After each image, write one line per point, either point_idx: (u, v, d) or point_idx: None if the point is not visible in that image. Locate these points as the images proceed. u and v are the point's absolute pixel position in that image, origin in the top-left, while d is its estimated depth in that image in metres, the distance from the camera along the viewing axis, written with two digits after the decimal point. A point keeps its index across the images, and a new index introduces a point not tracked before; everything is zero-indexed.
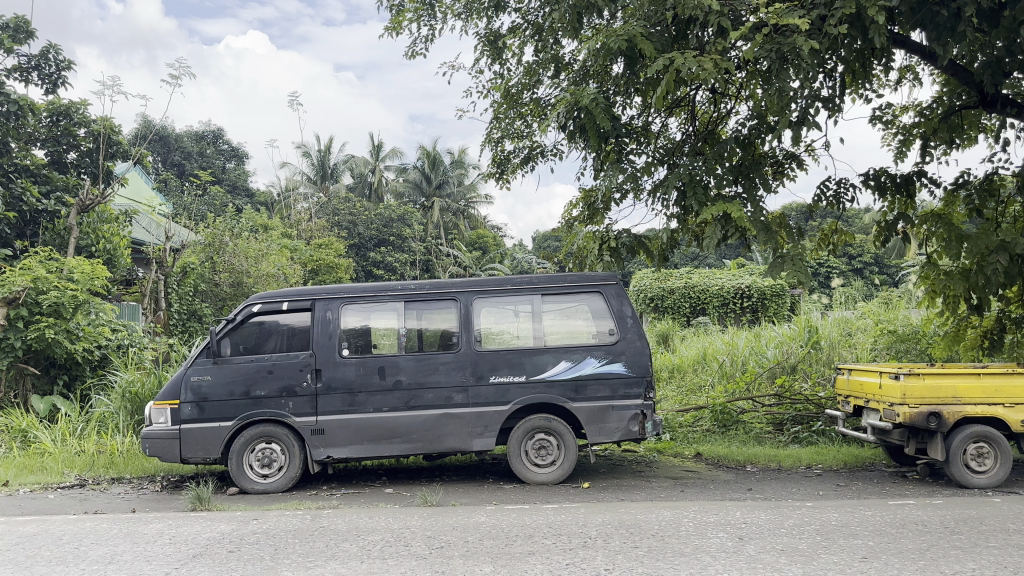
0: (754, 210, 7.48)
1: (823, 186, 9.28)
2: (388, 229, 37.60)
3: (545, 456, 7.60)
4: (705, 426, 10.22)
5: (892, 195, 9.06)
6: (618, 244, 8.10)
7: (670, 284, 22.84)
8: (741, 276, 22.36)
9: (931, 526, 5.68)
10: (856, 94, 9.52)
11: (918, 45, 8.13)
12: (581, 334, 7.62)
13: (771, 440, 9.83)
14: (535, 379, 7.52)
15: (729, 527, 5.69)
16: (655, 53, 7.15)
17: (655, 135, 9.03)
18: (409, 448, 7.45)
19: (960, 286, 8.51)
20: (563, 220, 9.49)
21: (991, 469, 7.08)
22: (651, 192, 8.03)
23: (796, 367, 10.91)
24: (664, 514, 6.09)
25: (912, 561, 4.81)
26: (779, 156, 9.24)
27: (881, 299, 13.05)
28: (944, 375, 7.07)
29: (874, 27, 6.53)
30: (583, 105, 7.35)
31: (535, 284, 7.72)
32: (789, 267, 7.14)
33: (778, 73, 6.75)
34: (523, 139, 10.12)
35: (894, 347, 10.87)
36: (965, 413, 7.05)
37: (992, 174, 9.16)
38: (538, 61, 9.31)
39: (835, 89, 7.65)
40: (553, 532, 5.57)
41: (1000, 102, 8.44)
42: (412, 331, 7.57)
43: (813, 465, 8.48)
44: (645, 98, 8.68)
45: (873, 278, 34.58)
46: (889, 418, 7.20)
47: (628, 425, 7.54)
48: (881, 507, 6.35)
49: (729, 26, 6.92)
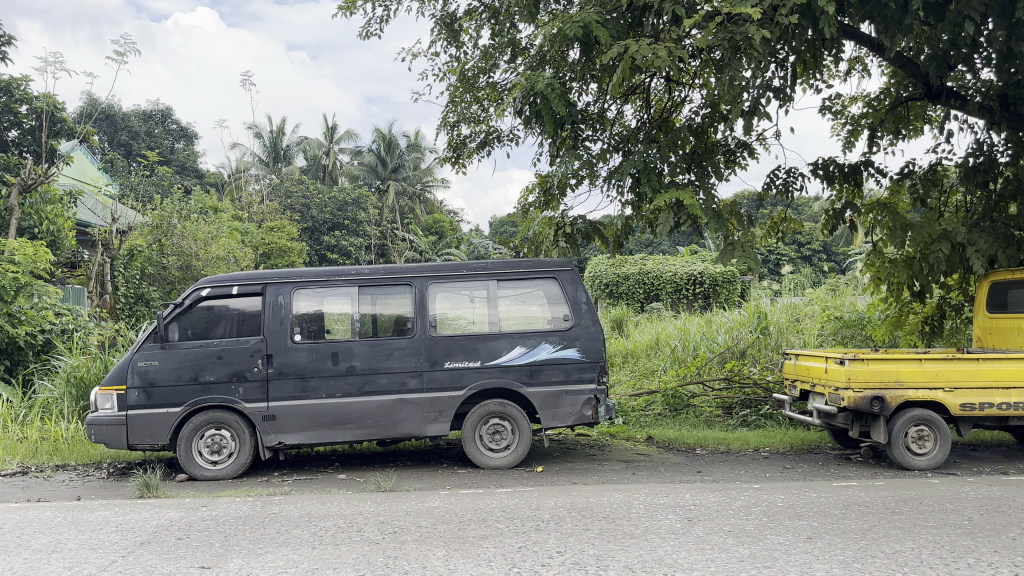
0: (706, 197, 7.62)
1: (772, 174, 9.46)
2: (342, 212, 37.21)
3: (499, 441, 7.61)
4: (657, 410, 10.37)
5: (840, 183, 9.29)
6: (574, 230, 8.33)
7: (625, 270, 22.92)
8: (694, 263, 22.80)
9: (873, 507, 5.85)
10: (806, 84, 9.72)
11: (868, 36, 8.24)
12: (537, 320, 7.64)
13: (720, 423, 10.04)
14: (490, 365, 7.52)
15: (678, 509, 5.78)
16: (610, 39, 7.20)
17: (611, 122, 9.07)
18: (362, 433, 7.38)
19: (904, 274, 8.80)
20: (519, 205, 9.55)
21: (931, 451, 7.34)
22: (605, 178, 8.13)
23: (745, 352, 11.14)
24: (616, 497, 6.16)
25: (854, 540, 4.95)
26: (732, 145, 9.39)
27: (828, 286, 13.36)
28: (888, 360, 7.21)
29: (824, 17, 6.65)
30: (538, 90, 7.39)
31: (490, 270, 7.72)
32: (738, 254, 7.32)
33: (730, 62, 6.92)
34: (480, 123, 10.06)
35: (839, 332, 11.31)
36: (907, 396, 7.22)
37: (936, 164, 9.43)
38: (494, 45, 9.27)
39: (786, 79, 7.80)
40: (506, 516, 5.60)
41: (944, 94, 8.73)
42: (366, 316, 7.51)
43: (760, 448, 8.66)
44: (601, 85, 8.70)
45: (821, 264, 35.36)
46: (834, 402, 7.36)
47: (581, 409, 7.60)
48: (826, 489, 6.51)
49: (682, 14, 6.96)
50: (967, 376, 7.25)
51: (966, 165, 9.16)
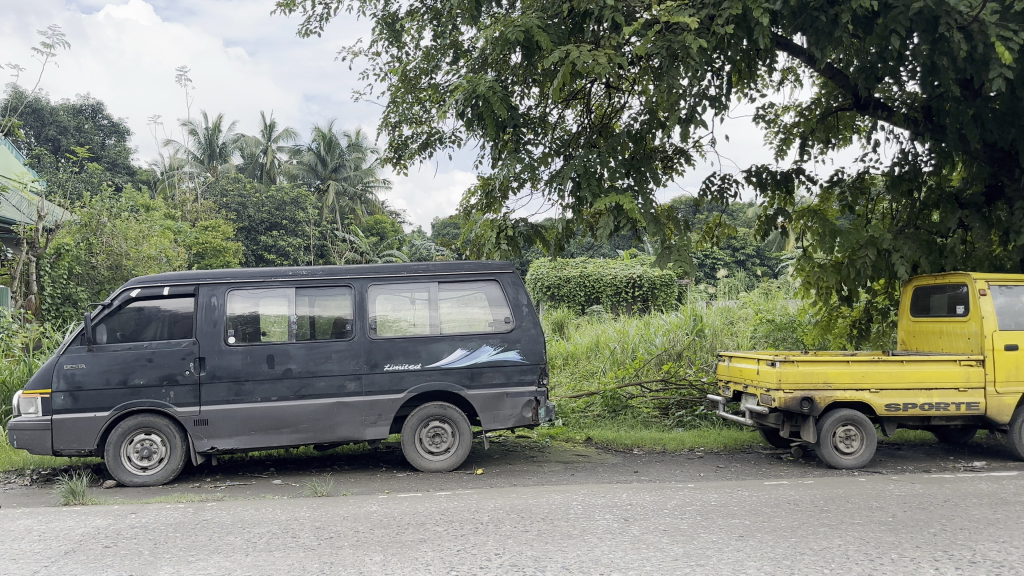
0: (644, 202, 7.75)
1: (708, 180, 9.67)
2: (280, 212, 36.59)
3: (439, 444, 7.58)
4: (596, 411, 10.44)
5: (772, 190, 9.63)
6: (516, 233, 8.36)
7: (566, 273, 23.07)
8: (634, 266, 23.11)
9: (802, 504, 6.02)
10: (741, 93, 9.97)
11: (799, 48, 8.48)
12: (478, 322, 7.65)
13: (657, 424, 10.19)
14: (430, 367, 7.49)
15: (615, 509, 5.85)
16: (551, 45, 7.25)
17: (552, 126, 9.12)
18: (298, 438, 7.27)
19: (832, 279, 9.09)
20: (460, 207, 9.55)
21: (857, 450, 7.59)
22: (547, 182, 8.19)
23: (681, 354, 11.35)
24: (554, 498, 6.20)
25: (784, 538, 5.09)
26: (670, 151, 9.56)
27: (761, 290, 13.70)
28: (817, 362, 7.43)
29: (758, 28, 6.84)
30: (480, 93, 7.41)
31: (431, 272, 7.69)
32: (675, 258, 7.46)
33: (668, 70, 7.04)
34: (421, 124, 10.01)
35: (771, 335, 11.61)
36: (835, 397, 7.45)
37: (864, 173, 9.74)
38: (436, 46, 9.23)
39: (721, 88, 8.06)
40: (444, 519, 5.59)
41: (872, 105, 9.04)
42: (304, 318, 7.40)
43: (695, 448, 8.83)
44: (542, 89, 8.75)
45: (755, 269, 36.24)
46: (765, 403, 7.55)
47: (521, 412, 7.63)
48: (757, 488, 6.67)
49: (622, 21, 7.05)
50: (892, 378, 7.49)
51: (892, 173, 9.51)
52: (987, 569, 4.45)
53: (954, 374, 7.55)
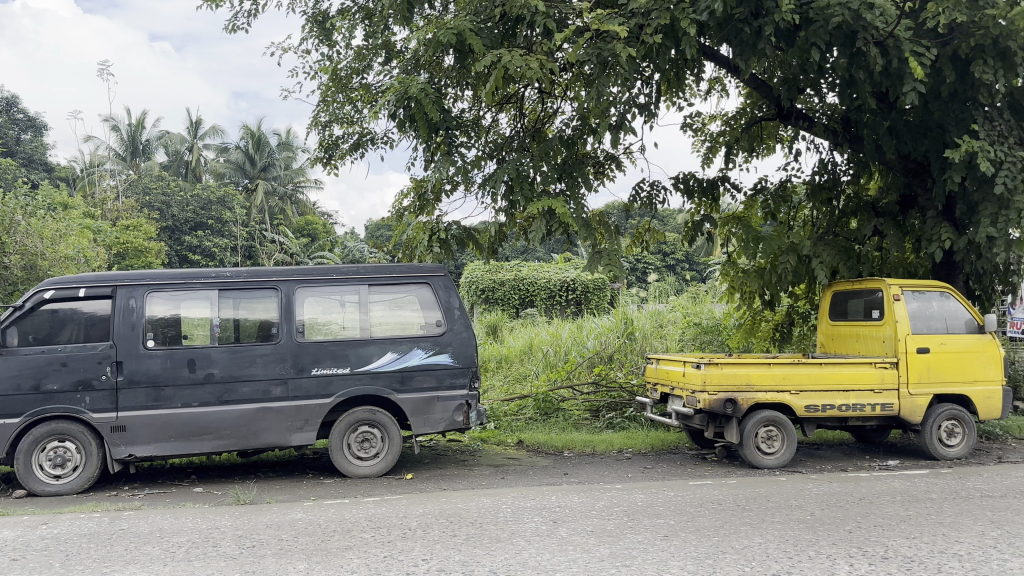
0: (576, 207, 7.83)
1: (638, 186, 9.83)
2: (206, 211, 35.66)
3: (368, 449, 7.49)
4: (528, 414, 10.45)
5: (699, 197, 9.87)
6: (448, 236, 8.36)
7: (500, 276, 23.09)
8: (567, 270, 23.32)
9: (725, 504, 6.16)
10: (670, 102, 10.17)
11: (726, 59, 8.70)
12: (409, 326, 7.59)
13: (588, 426, 10.27)
14: (359, 371, 7.40)
15: (544, 511, 5.88)
16: (483, 48, 7.26)
17: (486, 129, 9.13)
18: (221, 444, 7.08)
19: (756, 284, 9.35)
20: (392, 209, 9.48)
21: (778, 451, 7.80)
22: (480, 185, 8.20)
23: (612, 356, 11.49)
24: (484, 502, 6.20)
25: (708, 537, 5.20)
26: (601, 157, 9.69)
27: (690, 294, 13.99)
28: (740, 364, 7.62)
29: (686, 38, 6.99)
30: (412, 94, 7.37)
31: (360, 274, 7.60)
32: (605, 262, 7.58)
33: (598, 77, 7.13)
34: (353, 124, 9.90)
35: (699, 338, 11.87)
36: (757, 399, 7.65)
37: (786, 182, 10.07)
38: (368, 46, 9.14)
39: (651, 96, 8.22)
40: (371, 525, 5.52)
41: (794, 115, 9.33)
42: (228, 321, 7.23)
43: (624, 449, 8.95)
44: (475, 92, 8.75)
45: (684, 273, 36.95)
46: (691, 405, 7.71)
47: (452, 416, 7.59)
48: (683, 488, 6.80)
49: (553, 27, 7.12)
50: (812, 380, 7.73)
51: (812, 182, 9.90)
52: (898, 564, 4.63)
53: (869, 376, 7.83)
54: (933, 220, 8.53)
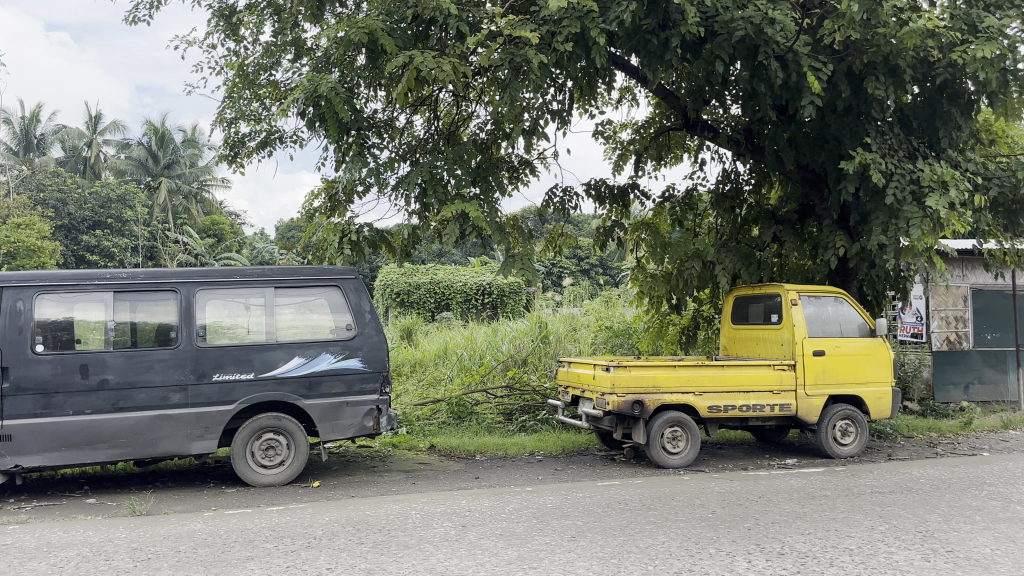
0: (490, 211, 7.85)
1: (551, 192, 9.94)
2: (105, 209, 34.14)
3: (273, 457, 7.30)
4: (441, 418, 10.39)
5: (610, 204, 10.08)
6: (360, 239, 8.27)
7: (415, 279, 22.91)
8: (482, 273, 23.35)
9: (632, 504, 6.28)
10: (583, 109, 10.33)
11: (635, 69, 8.90)
12: (317, 329, 7.45)
13: (500, 429, 10.30)
14: (264, 376, 7.21)
15: (453, 516, 5.87)
16: (395, 49, 7.20)
17: (399, 130, 9.06)
18: (116, 453, 6.78)
19: (664, 288, 9.60)
20: (303, 209, 9.30)
21: (682, 450, 8.01)
22: (393, 187, 8.12)
23: (526, 360, 11.58)
24: (393, 508, 6.13)
25: (613, 537, 5.29)
26: (516, 162, 9.76)
27: (603, 298, 14.22)
28: (646, 367, 7.79)
29: (596, 47, 7.11)
30: (321, 93, 7.24)
31: (266, 277, 7.42)
32: (518, 266, 7.65)
33: (511, 82, 7.18)
34: (261, 122, 9.66)
35: (610, 341, 12.10)
36: (663, 400, 7.83)
37: (692, 190, 10.39)
38: (277, 43, 8.94)
39: (564, 103, 8.35)
40: (275, 535, 5.39)
41: (700, 125, 9.60)
42: (124, 325, 6.93)
43: (535, 452, 9.02)
44: (388, 93, 8.67)
45: (598, 278, 37.53)
46: (600, 407, 7.83)
47: (362, 421, 7.49)
48: (591, 489, 6.90)
49: (466, 31, 7.13)
50: (714, 382, 7.97)
51: (718, 191, 10.26)
52: (792, 559, 4.81)
53: (768, 377, 8.13)
54: (829, 229, 8.93)
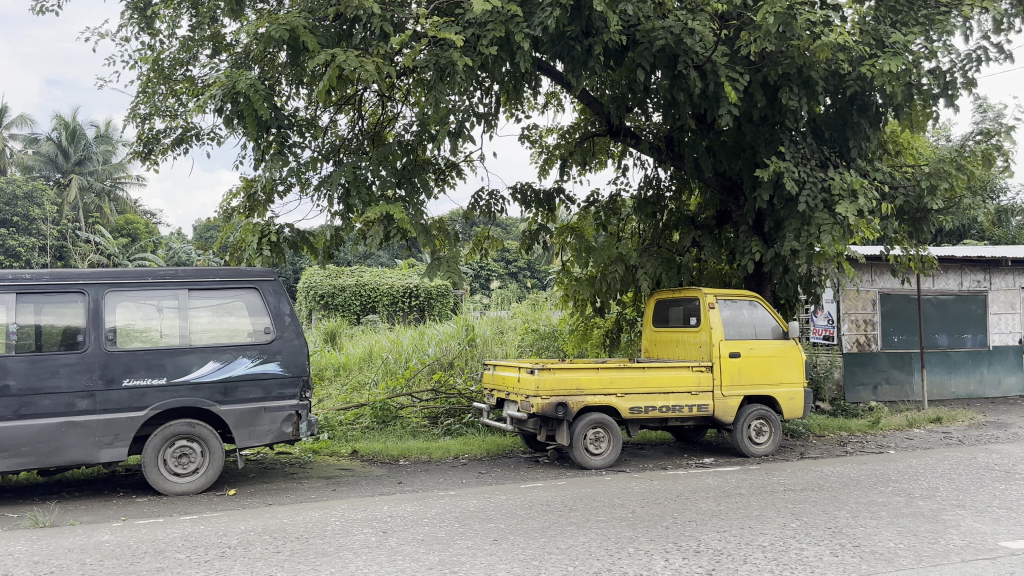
0: (415, 213, 7.80)
1: (477, 195, 9.95)
2: (11, 207, 32.54)
3: (186, 465, 7.08)
4: (365, 423, 10.25)
5: (536, 208, 10.15)
6: (280, 240, 8.09)
7: (340, 282, 22.57)
8: (409, 276, 23.18)
9: (554, 506, 6.33)
10: (509, 113, 10.38)
11: (560, 74, 8.98)
12: (235, 332, 7.26)
13: (425, 433, 10.23)
14: (177, 382, 6.98)
15: (373, 522, 5.80)
16: (317, 46, 7.08)
17: (323, 130, 8.94)
18: (17, 463, 6.46)
19: (588, 291, 9.72)
20: (221, 209, 9.06)
21: (605, 451, 8.11)
22: (315, 187, 7.99)
23: (452, 363, 11.55)
24: (312, 515, 6.02)
25: (535, 539, 5.32)
26: (442, 164, 9.72)
27: (531, 301, 14.30)
28: (570, 369, 7.86)
29: (520, 52, 7.14)
30: (240, 90, 7.07)
31: (181, 278, 7.20)
32: (444, 269, 7.59)
33: (436, 84, 7.15)
34: (177, 118, 9.37)
35: (537, 344, 12.17)
36: (586, 402, 7.91)
37: (616, 196, 10.55)
38: (194, 37, 8.69)
39: (489, 106, 8.36)
40: (187, 545, 5.22)
41: (623, 132, 9.76)
42: (26, 328, 6.62)
43: (460, 455, 9.00)
44: (311, 91, 8.53)
45: (526, 281, 37.70)
46: (525, 409, 7.87)
47: (281, 427, 7.32)
48: (514, 492, 6.92)
49: (389, 31, 7.07)
50: (636, 383, 8.10)
51: (641, 197, 10.45)
52: (708, 557, 4.92)
53: (688, 379, 8.31)
54: (746, 235, 9.20)
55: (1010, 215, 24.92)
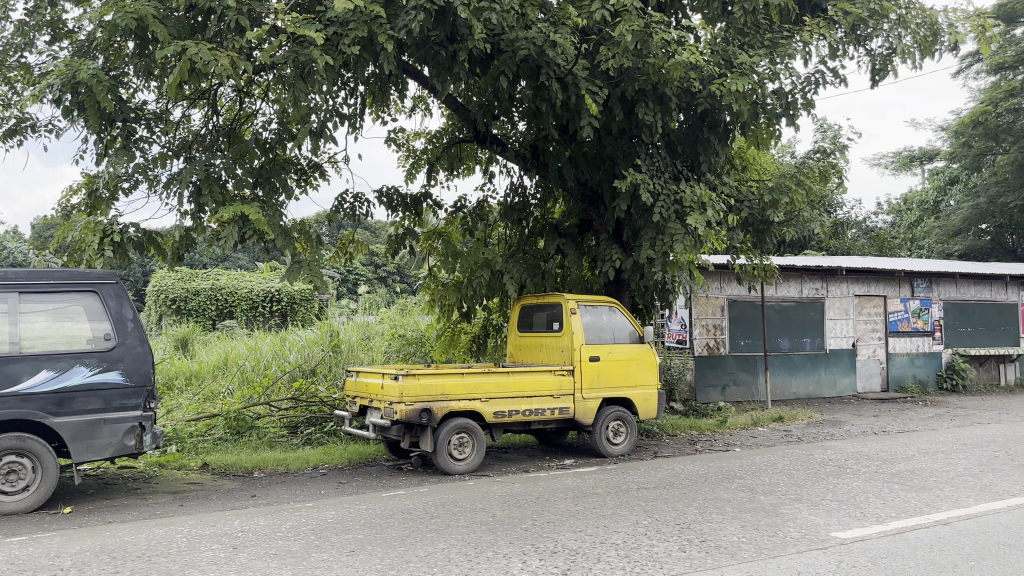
0: (274, 214, 7.55)
1: (341, 198, 9.75)
2: None
3: (15, 482, 6.53)
4: (218, 434, 9.82)
5: (403, 212, 10.09)
6: (125, 240, 7.62)
7: (195, 285, 21.51)
8: (270, 281, 22.42)
9: (414, 513, 6.29)
10: (376, 116, 10.25)
11: (426, 78, 8.95)
12: (73, 338, 6.78)
13: (283, 444, 9.91)
14: (6, 393, 6.44)
15: (223, 537, 5.56)
16: (168, 37, 6.72)
17: (175, 126, 8.56)
18: None
19: (454, 296, 9.75)
20: (58, 207, 8.45)
21: (468, 456, 8.12)
22: (165, 186, 7.59)
23: (314, 370, 11.28)
24: (155, 533, 5.70)
25: (393, 548, 5.26)
26: (304, 165, 9.47)
27: (398, 306, 14.20)
28: (434, 375, 7.83)
29: (384, 53, 7.03)
30: (81, 80, 6.61)
31: (12, 281, 6.72)
32: (304, 272, 7.35)
33: (295, 82, 6.95)
34: (9, 108, 8.67)
35: (403, 350, 12.11)
36: (450, 408, 7.90)
37: (483, 201, 10.58)
38: (30, 22, 8.08)
39: (353, 107, 8.22)
40: (13, 569, 4.82)
41: (489, 139, 9.85)
42: None
43: (319, 465, 8.78)
44: (162, 85, 8.12)
45: (394, 286, 37.25)
46: (388, 416, 7.77)
47: (123, 439, 6.90)
48: (374, 501, 6.82)
49: (246, 26, 6.81)
50: (499, 388, 8.18)
51: (506, 204, 10.58)
52: (564, 557, 5.03)
53: (549, 383, 8.49)
54: (606, 243, 9.50)
55: (845, 227, 27.00)
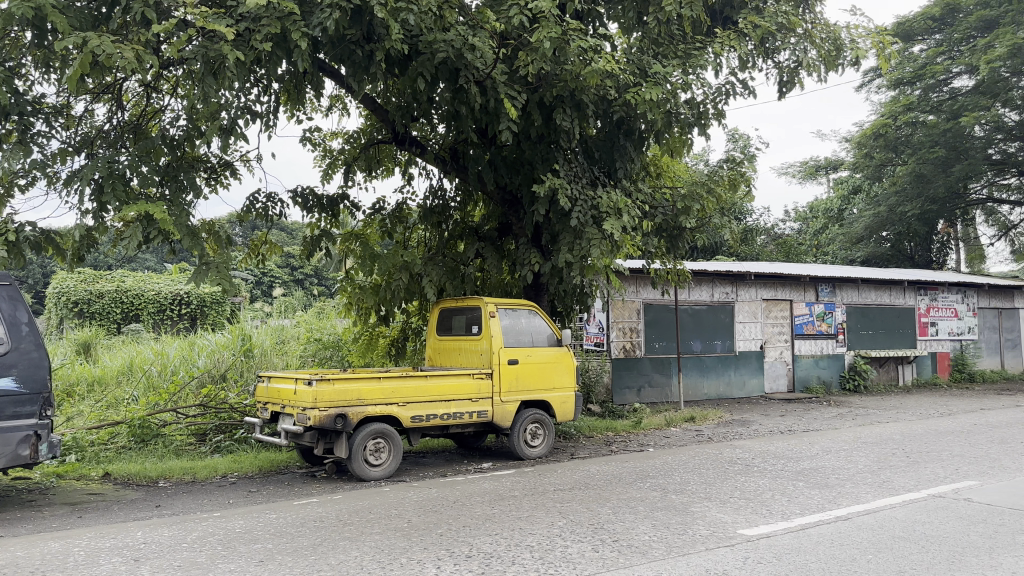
0: (181, 213, 7.30)
1: (253, 198, 9.51)
2: None
3: None
4: (121, 443, 9.43)
5: (319, 213, 9.92)
6: (20, 239, 7.24)
7: (98, 288, 20.60)
8: (180, 283, 21.67)
9: (326, 521, 6.18)
10: (291, 115, 10.04)
11: (343, 78, 8.82)
12: None
13: (191, 451, 9.59)
14: None
15: (124, 550, 5.34)
16: (67, 28, 6.41)
17: (77, 121, 8.23)
18: None
19: (371, 299, 9.64)
20: None
21: (384, 462, 8.03)
22: (64, 183, 7.25)
23: (224, 375, 10.97)
24: (50, 547, 5.44)
25: (303, 557, 5.16)
26: (215, 163, 9.20)
27: (315, 309, 13.98)
28: (349, 379, 7.71)
29: (297, 51, 6.90)
30: None
31: None
32: (213, 273, 7.13)
33: (204, 78, 6.74)
34: None
35: (319, 354, 11.93)
36: (366, 412, 7.80)
37: (401, 204, 10.55)
38: None
39: (265, 105, 8.03)
40: None
41: (408, 140, 9.77)
42: None
43: (228, 474, 8.54)
44: (62, 77, 7.78)
45: (312, 288, 36.51)
46: (301, 422, 7.61)
47: (17, 450, 6.50)
48: (285, 509, 6.67)
49: (152, 18, 6.57)
50: (416, 392, 8.12)
51: (425, 206, 10.53)
52: (478, 561, 5.03)
53: (467, 386, 8.48)
54: (525, 247, 9.56)
55: (755, 233, 27.90)
